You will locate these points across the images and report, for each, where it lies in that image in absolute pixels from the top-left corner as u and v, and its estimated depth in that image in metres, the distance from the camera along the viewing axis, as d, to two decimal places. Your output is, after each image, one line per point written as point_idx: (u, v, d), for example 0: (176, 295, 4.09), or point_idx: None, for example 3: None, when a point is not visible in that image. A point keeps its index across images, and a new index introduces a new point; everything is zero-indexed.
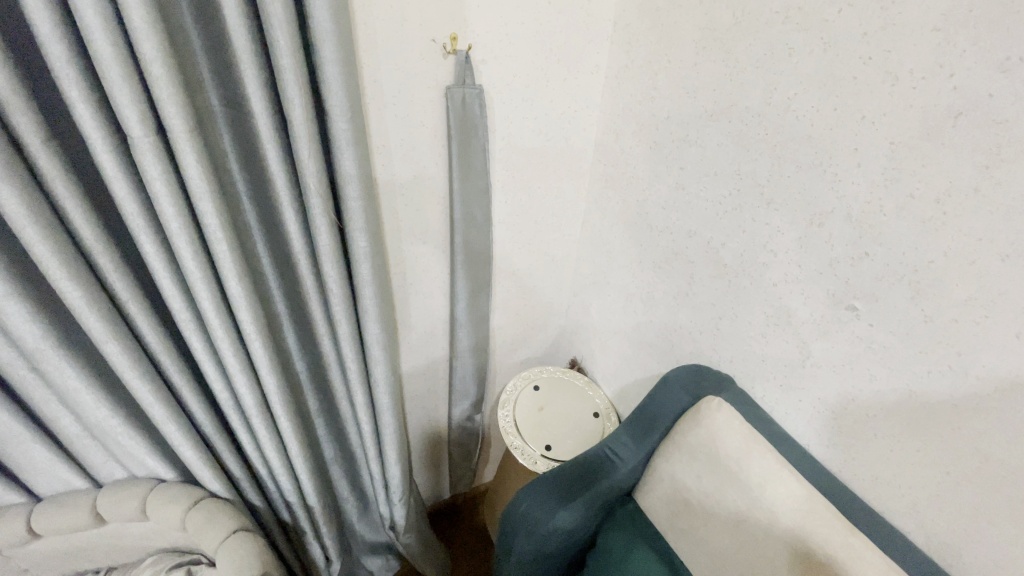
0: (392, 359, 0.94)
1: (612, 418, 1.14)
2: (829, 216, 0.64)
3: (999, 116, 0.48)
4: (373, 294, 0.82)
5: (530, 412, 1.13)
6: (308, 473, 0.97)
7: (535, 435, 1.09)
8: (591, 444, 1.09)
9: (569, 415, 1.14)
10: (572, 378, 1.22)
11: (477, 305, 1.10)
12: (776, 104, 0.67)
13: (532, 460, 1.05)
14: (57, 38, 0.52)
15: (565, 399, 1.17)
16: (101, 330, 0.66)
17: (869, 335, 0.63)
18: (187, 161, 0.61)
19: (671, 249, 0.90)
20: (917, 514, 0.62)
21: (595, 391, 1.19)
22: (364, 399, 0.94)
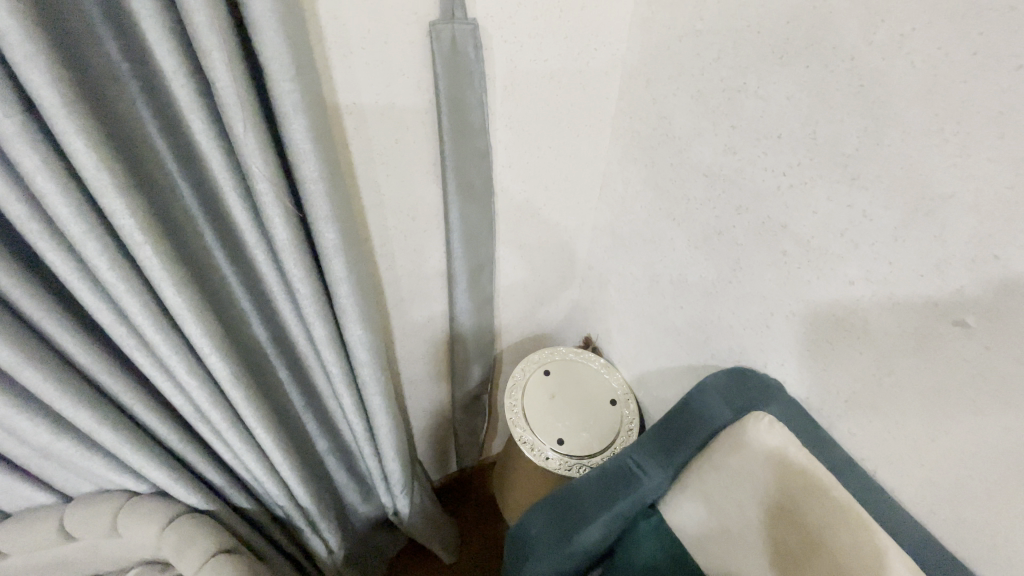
0: (382, 356, 0.81)
1: (632, 407, 1.03)
2: (944, 203, 0.48)
3: None
4: (351, 291, 0.68)
5: (540, 401, 1.02)
6: (298, 476, 0.88)
7: (546, 428, 0.99)
8: (609, 438, 0.98)
9: (583, 405, 1.03)
10: (587, 360, 1.10)
11: (479, 285, 0.96)
12: (880, 44, 0.49)
13: (543, 458, 0.95)
14: None
15: (580, 386, 1.05)
16: (12, 359, 0.54)
17: (980, 359, 0.49)
18: (74, 144, 0.45)
19: (712, 226, 0.74)
20: (1014, 570, 0.51)
21: (613, 376, 1.07)
22: (352, 399, 0.83)
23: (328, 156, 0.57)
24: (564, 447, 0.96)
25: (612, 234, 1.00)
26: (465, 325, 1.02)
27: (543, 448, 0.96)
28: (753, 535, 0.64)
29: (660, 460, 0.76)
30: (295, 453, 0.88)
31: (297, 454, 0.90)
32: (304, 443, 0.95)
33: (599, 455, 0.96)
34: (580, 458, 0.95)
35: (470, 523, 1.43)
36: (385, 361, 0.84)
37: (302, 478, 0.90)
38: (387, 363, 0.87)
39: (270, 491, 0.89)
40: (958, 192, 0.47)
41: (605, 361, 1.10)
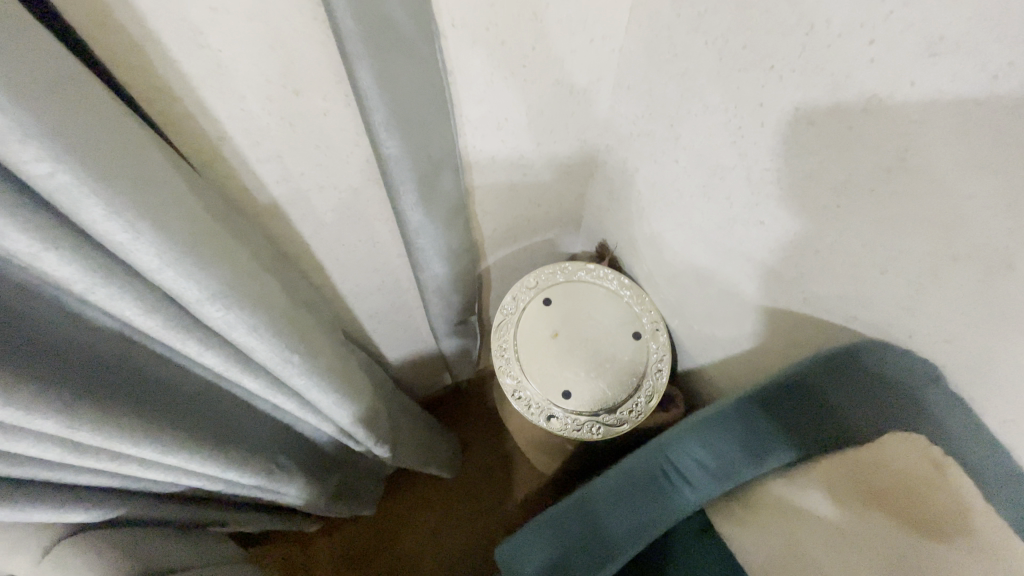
0: (282, 326, 0.52)
1: (661, 343, 0.77)
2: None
3: None
4: (163, 256, 0.36)
5: (537, 341, 0.77)
6: (240, 468, 0.66)
7: (547, 379, 0.75)
8: (630, 387, 0.75)
9: (596, 344, 0.77)
10: (601, 280, 0.81)
11: (439, 194, 0.62)
12: None
13: (544, 419, 0.74)
14: None
15: (590, 318, 0.79)
16: None
17: None
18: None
19: (858, 90, 0.38)
20: None
21: (637, 301, 0.79)
22: (262, 386, 0.55)
23: None
24: (571, 403, 0.74)
25: (644, 98, 0.62)
26: (430, 253, 0.70)
27: (545, 406, 0.74)
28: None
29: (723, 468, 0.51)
30: (230, 442, 0.64)
31: (236, 439, 0.66)
32: (243, 420, 0.71)
33: (617, 411, 0.74)
34: (592, 416, 0.74)
35: (474, 438, 1.30)
36: (296, 331, 0.55)
37: (246, 467, 0.68)
38: (303, 328, 0.58)
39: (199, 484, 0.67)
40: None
41: (626, 280, 0.80)
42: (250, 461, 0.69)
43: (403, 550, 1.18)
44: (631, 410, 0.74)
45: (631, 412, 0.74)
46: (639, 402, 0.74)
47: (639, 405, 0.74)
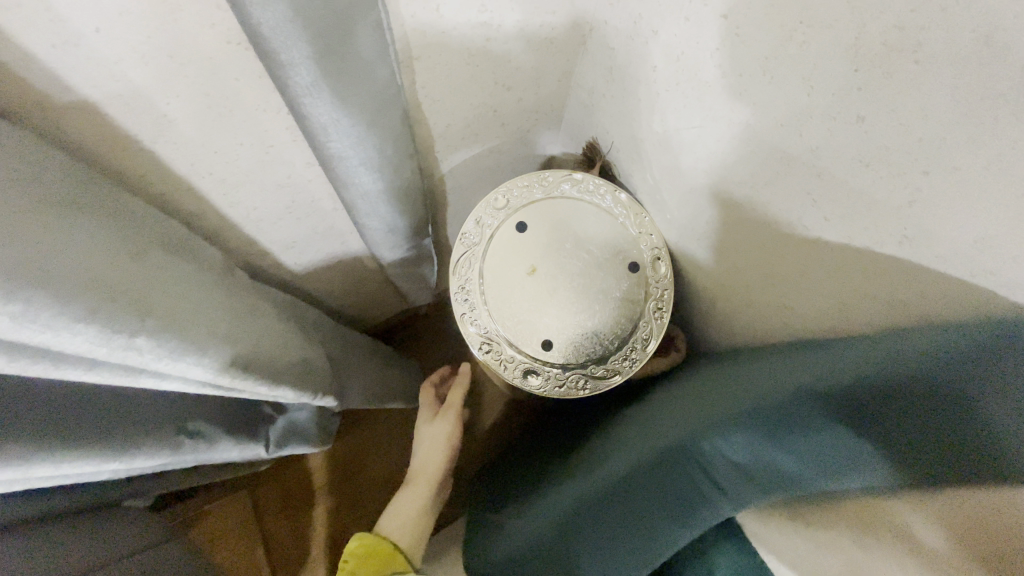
0: (68, 295, 0.30)
1: (665, 277, 0.60)
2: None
3: None
4: None
5: (509, 280, 0.61)
6: (126, 456, 0.48)
7: (523, 329, 0.60)
8: (624, 332, 0.60)
9: (583, 280, 0.61)
10: (589, 195, 0.62)
11: (347, 68, 0.38)
12: None
13: (520, 377, 0.61)
14: None
15: (576, 246, 0.61)
16: None
17: None
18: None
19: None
20: None
21: (636, 222, 0.61)
22: (113, 373, 0.37)
23: None
24: (552, 356, 0.60)
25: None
26: (353, 163, 0.47)
27: (519, 362, 0.60)
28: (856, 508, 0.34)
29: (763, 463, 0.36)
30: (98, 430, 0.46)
31: (112, 419, 0.48)
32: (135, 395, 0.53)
33: (608, 362, 0.60)
34: (577, 370, 0.60)
35: (438, 367, 1.16)
36: (107, 298, 0.33)
37: (139, 453, 0.50)
38: (135, 291, 0.36)
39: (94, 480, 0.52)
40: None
41: (619, 192, 0.60)
42: (144, 452, 0.51)
43: (364, 490, 1.08)
44: (624, 361, 0.60)
45: (624, 363, 0.60)
46: (635, 349, 0.60)
47: (634, 354, 0.60)
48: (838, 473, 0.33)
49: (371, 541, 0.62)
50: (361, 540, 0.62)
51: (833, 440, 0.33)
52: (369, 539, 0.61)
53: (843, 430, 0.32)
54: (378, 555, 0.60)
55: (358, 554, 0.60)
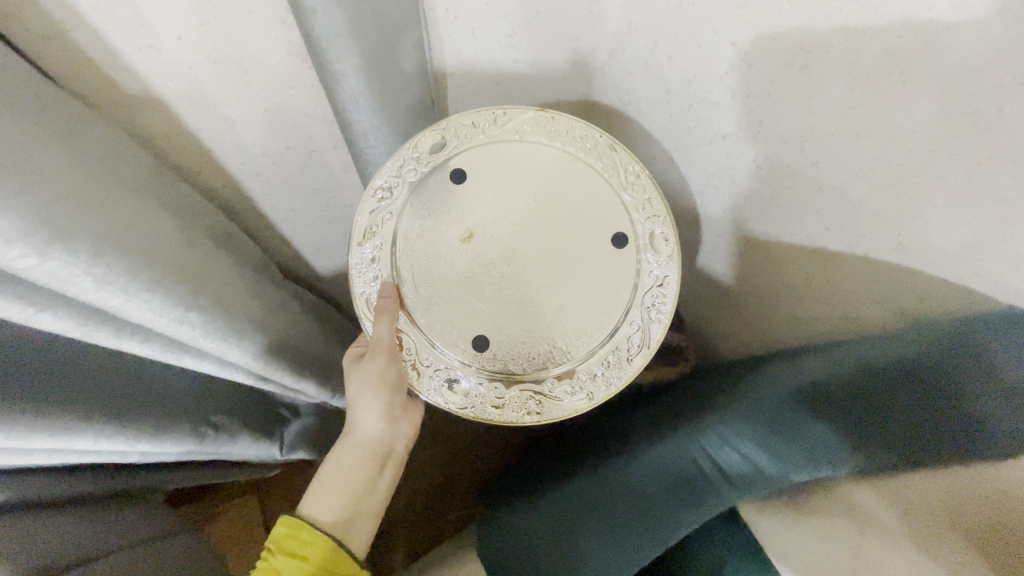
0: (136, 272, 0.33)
1: (667, 262, 0.47)
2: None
3: None
4: None
5: (437, 248, 0.47)
6: (164, 435, 0.51)
7: (449, 327, 0.46)
8: (589, 338, 0.47)
9: (537, 257, 0.48)
10: (548, 140, 0.48)
11: (390, 78, 0.42)
12: None
13: (441, 389, 0.45)
14: None
15: (528, 211, 0.48)
16: None
17: None
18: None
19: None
20: None
21: (629, 184, 0.48)
22: (158, 350, 0.40)
23: None
24: (488, 363, 0.46)
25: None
26: None
27: (439, 371, 0.46)
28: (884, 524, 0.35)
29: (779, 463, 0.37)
30: (121, 407, 0.45)
31: (151, 401, 0.50)
32: (170, 381, 0.55)
33: (562, 372, 0.46)
34: (524, 385, 0.46)
35: None
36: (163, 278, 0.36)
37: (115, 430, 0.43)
38: (186, 273, 0.39)
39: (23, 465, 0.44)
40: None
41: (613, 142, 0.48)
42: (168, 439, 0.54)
43: None
44: (613, 369, 0.46)
45: (605, 383, 0.46)
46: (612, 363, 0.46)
47: (617, 372, 0.46)
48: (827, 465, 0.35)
49: (306, 538, 0.39)
50: (290, 533, 0.39)
51: (822, 433, 0.35)
52: (304, 537, 0.39)
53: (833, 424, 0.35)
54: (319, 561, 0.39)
55: (291, 552, 0.39)
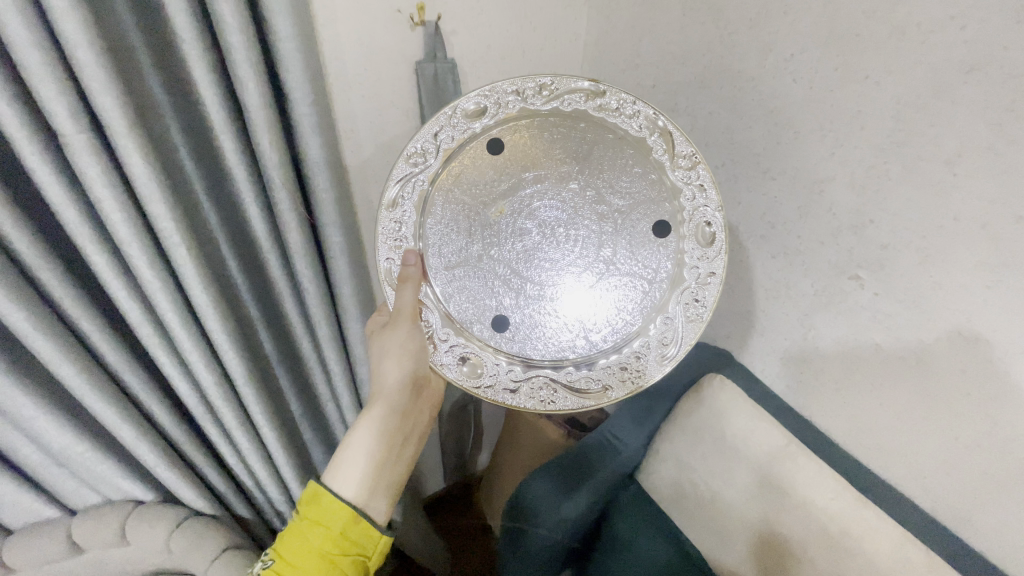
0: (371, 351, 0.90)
1: (717, 256, 0.57)
2: (864, 81, 0.56)
3: (1017, 69, 0.45)
4: (350, 291, 0.80)
5: (466, 208, 0.61)
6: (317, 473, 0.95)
7: (474, 306, 0.62)
8: (617, 344, 0.61)
9: (549, 228, 0.61)
10: (587, 109, 0.58)
11: None
12: (766, 81, 0.67)
13: (455, 364, 0.60)
14: (41, 61, 0.47)
15: (559, 172, 0.61)
16: (55, 356, 0.61)
17: (874, 304, 0.62)
18: (104, 100, 0.50)
19: None
20: (927, 481, 0.61)
21: (680, 159, 0.57)
22: (350, 399, 0.92)
23: (340, 179, 0.69)
24: (508, 347, 0.61)
25: None
26: None
27: (457, 347, 0.60)
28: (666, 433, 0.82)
29: (633, 432, 0.85)
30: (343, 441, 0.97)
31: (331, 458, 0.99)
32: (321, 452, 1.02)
33: (573, 360, 0.61)
34: (540, 370, 0.60)
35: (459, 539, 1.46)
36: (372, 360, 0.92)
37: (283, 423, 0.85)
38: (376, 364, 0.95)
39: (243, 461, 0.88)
40: (884, 72, 0.54)
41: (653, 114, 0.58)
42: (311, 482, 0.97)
43: None
44: (621, 376, 0.60)
45: (617, 377, 0.60)
46: (631, 371, 0.60)
47: (631, 372, 0.60)
48: (642, 421, 0.84)
49: (328, 502, 0.57)
50: (316, 498, 0.57)
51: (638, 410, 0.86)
52: (325, 501, 0.57)
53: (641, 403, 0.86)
54: (340, 519, 0.56)
55: (320, 511, 0.56)
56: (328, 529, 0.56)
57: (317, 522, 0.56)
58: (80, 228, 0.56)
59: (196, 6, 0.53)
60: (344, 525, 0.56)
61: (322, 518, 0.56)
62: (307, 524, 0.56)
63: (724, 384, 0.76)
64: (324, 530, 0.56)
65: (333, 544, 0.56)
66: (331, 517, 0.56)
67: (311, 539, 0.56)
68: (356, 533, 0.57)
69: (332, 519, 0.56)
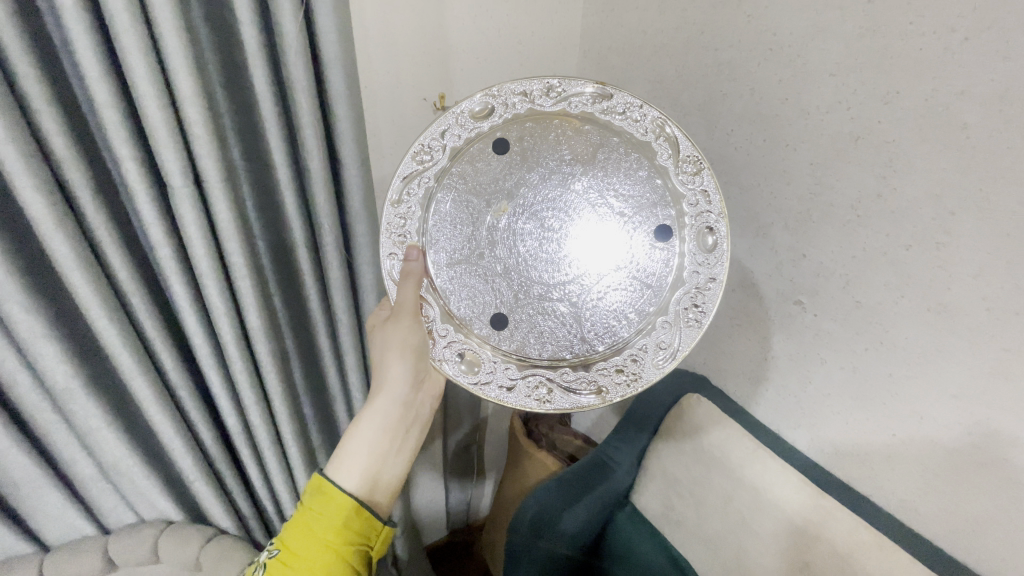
0: None
1: (721, 262, 0.62)
2: (786, 146, 0.74)
3: (888, 137, 0.62)
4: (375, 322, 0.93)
5: (469, 204, 0.68)
6: None
7: (473, 302, 0.69)
8: (616, 344, 0.68)
9: (548, 227, 0.69)
10: (594, 111, 0.64)
11: None
12: (716, 149, 0.85)
13: (453, 361, 0.67)
14: (169, 136, 0.63)
15: (562, 172, 0.67)
16: (133, 369, 0.73)
17: (816, 323, 0.75)
18: (207, 164, 0.67)
19: None
20: (877, 476, 0.70)
21: (679, 165, 0.63)
22: None
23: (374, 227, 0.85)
24: (505, 346, 0.69)
25: None
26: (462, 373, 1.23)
27: (456, 344, 0.68)
28: (654, 450, 0.94)
29: (625, 451, 0.98)
30: None
31: None
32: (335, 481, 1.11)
33: (568, 362, 0.69)
34: (536, 370, 0.68)
35: None
36: None
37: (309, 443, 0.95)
38: None
39: (270, 481, 0.97)
40: (799, 141, 0.72)
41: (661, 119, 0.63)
42: None
43: None
44: (618, 375, 0.67)
45: (613, 377, 0.67)
46: (627, 368, 0.67)
47: (627, 370, 0.67)
48: (633, 441, 0.98)
49: (330, 493, 0.64)
50: (319, 490, 0.65)
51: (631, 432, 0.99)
52: (327, 492, 0.65)
53: (632, 425, 0.99)
54: (340, 509, 0.64)
55: (322, 503, 0.64)
56: (330, 518, 0.64)
57: (320, 512, 0.64)
58: (171, 262, 0.71)
59: (280, 97, 0.71)
60: (344, 514, 0.64)
61: (324, 509, 0.64)
62: (312, 514, 0.64)
63: (701, 403, 0.89)
64: (326, 519, 0.64)
65: (335, 531, 0.63)
66: (332, 508, 0.64)
67: (316, 527, 0.63)
68: (356, 521, 0.64)
69: (333, 510, 0.64)
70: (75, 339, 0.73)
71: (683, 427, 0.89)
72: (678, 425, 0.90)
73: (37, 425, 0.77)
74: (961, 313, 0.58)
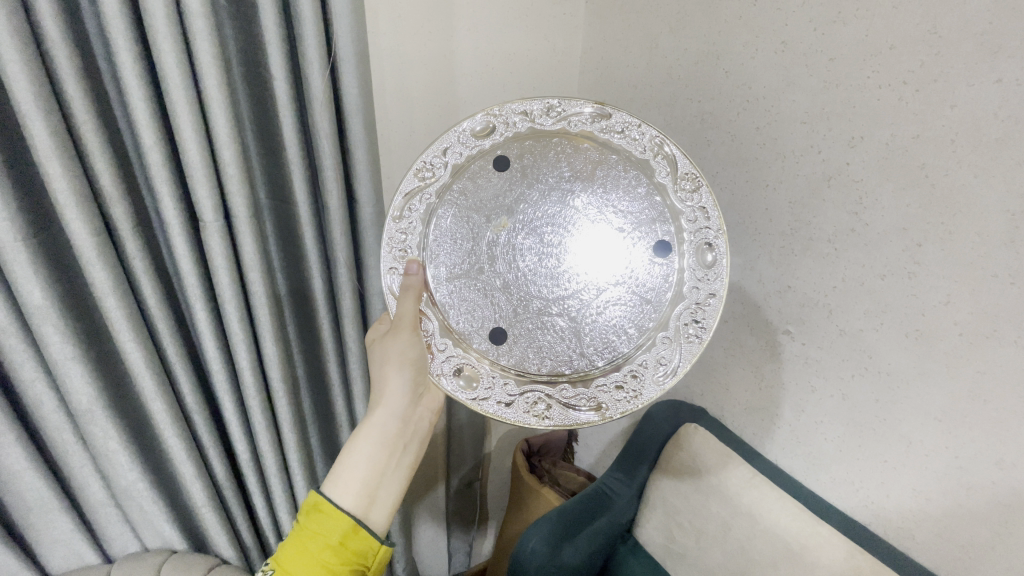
0: None
1: (721, 279, 0.67)
2: (766, 186, 0.80)
3: (856, 176, 0.67)
4: None
5: (468, 219, 0.74)
6: None
7: (472, 316, 0.73)
8: (615, 361, 0.72)
9: (546, 241, 0.73)
10: (593, 130, 0.70)
11: None
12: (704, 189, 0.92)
13: (450, 375, 0.71)
14: (205, 173, 0.70)
15: (562, 190, 0.73)
16: (152, 391, 0.77)
17: (804, 351, 0.78)
18: (237, 199, 0.74)
19: None
20: (873, 503, 0.71)
21: (677, 184, 0.69)
22: None
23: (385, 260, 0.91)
24: (503, 361, 0.73)
25: None
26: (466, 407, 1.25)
27: (454, 358, 0.72)
28: (655, 479, 0.97)
29: (625, 483, 1.01)
30: None
31: None
32: None
33: (567, 377, 0.72)
34: (534, 386, 0.72)
35: None
36: None
37: None
38: None
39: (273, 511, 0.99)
40: (777, 180, 0.78)
41: (659, 139, 0.69)
42: None
43: None
44: (618, 391, 0.70)
45: (614, 395, 0.70)
46: (627, 383, 0.70)
47: (629, 386, 0.70)
48: (633, 473, 1.00)
49: (328, 510, 0.66)
50: (316, 507, 0.67)
51: (630, 465, 1.02)
52: (324, 509, 0.67)
53: (631, 458, 1.02)
54: (337, 527, 0.66)
55: (320, 521, 0.66)
56: (327, 536, 0.66)
57: (317, 530, 0.66)
58: (196, 288, 0.76)
59: (305, 141, 0.79)
60: (342, 532, 0.66)
61: (321, 527, 0.66)
62: (309, 533, 0.66)
63: (698, 431, 0.91)
64: (323, 537, 0.65)
65: (331, 550, 0.65)
66: (330, 526, 0.66)
67: (313, 546, 0.65)
68: (353, 539, 0.66)
69: (331, 527, 0.66)
70: (99, 362, 0.77)
71: (681, 454, 0.92)
72: (676, 453, 0.93)
73: (55, 447, 0.80)
74: (936, 337, 0.62)
